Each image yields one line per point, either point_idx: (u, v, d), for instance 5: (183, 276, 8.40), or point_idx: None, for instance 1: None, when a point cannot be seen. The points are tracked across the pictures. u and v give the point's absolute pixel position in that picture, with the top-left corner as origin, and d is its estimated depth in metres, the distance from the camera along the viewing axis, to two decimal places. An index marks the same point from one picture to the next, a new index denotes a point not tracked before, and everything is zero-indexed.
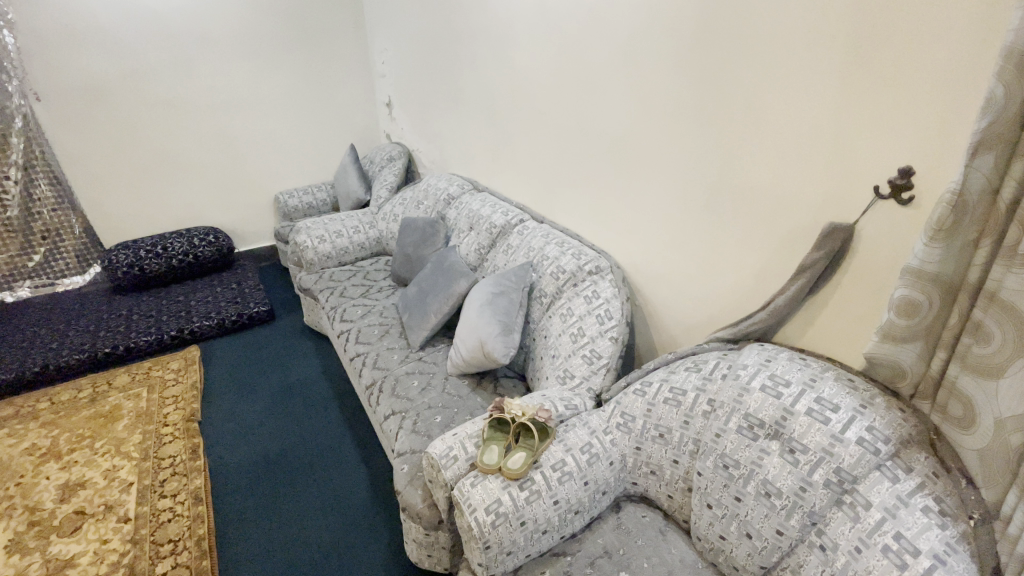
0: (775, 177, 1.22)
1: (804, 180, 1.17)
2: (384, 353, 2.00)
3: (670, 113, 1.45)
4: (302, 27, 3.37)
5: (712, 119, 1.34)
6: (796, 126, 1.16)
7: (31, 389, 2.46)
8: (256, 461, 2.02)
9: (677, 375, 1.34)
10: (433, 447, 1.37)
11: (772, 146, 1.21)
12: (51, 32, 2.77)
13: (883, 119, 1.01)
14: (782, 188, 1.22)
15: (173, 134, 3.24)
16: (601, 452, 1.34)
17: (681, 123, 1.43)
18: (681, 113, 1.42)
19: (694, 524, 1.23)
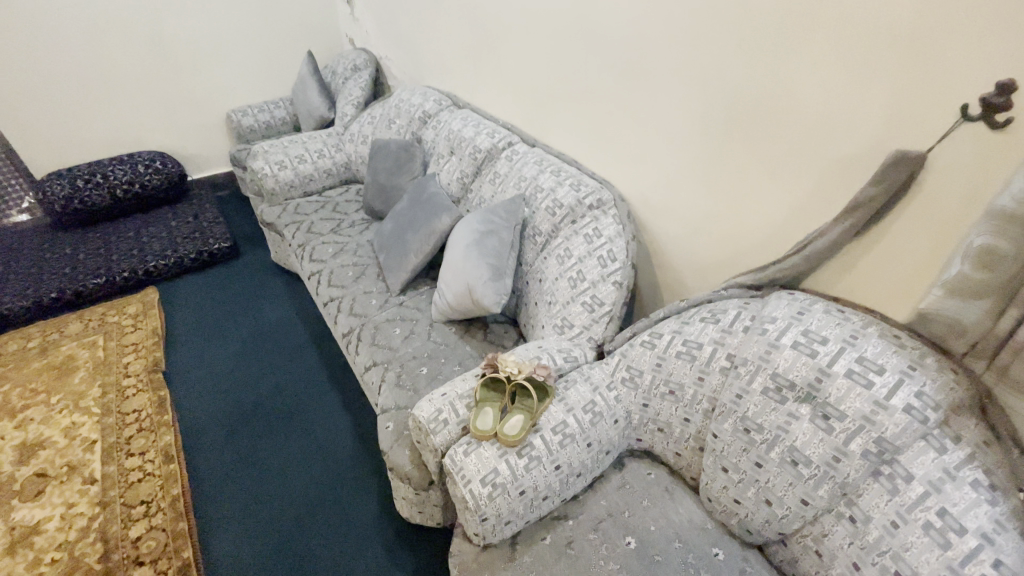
0: (826, 88, 1.00)
1: (864, 98, 0.95)
2: (360, 297, 1.81)
3: (697, 5, 1.18)
4: None
5: (751, 11, 1.07)
6: (862, 27, 0.92)
7: None
8: (229, 412, 1.88)
9: (691, 326, 1.19)
10: (419, 408, 1.23)
11: (827, 51, 0.98)
12: None
13: (991, 8, 0.77)
14: (834, 103, 0.99)
15: (95, 39, 2.75)
16: (604, 411, 1.21)
17: (710, 19, 1.16)
18: (714, 1, 1.14)
19: (706, 484, 1.14)
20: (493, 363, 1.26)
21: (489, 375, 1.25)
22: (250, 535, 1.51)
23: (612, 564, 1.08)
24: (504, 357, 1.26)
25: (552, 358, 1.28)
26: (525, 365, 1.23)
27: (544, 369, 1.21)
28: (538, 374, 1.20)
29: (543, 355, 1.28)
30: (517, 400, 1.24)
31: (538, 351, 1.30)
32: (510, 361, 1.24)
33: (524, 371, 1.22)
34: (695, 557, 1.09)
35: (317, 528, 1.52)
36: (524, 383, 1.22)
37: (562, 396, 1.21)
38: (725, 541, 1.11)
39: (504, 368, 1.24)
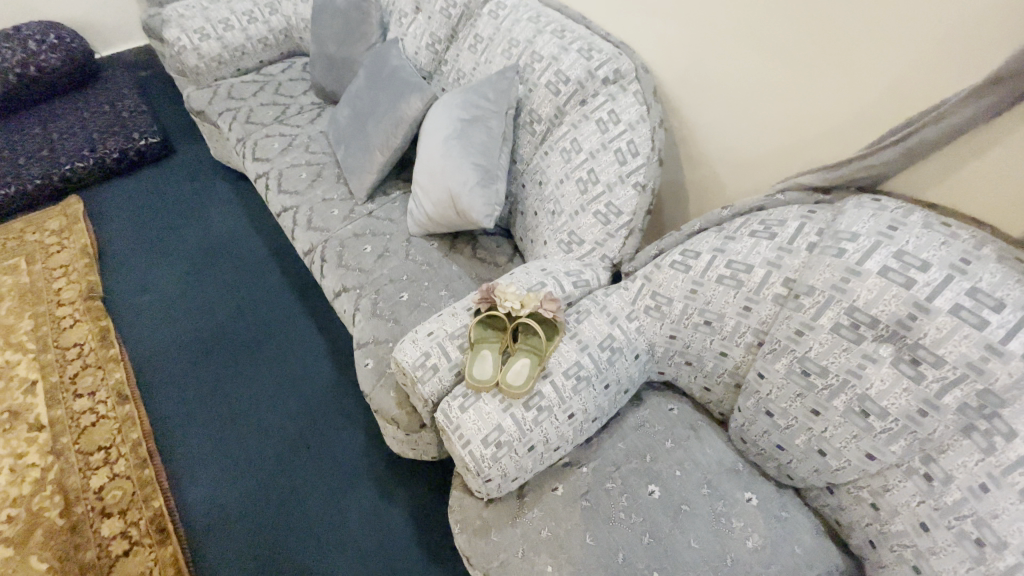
0: None
1: None
2: (319, 206, 1.49)
3: None
4: None
5: None
6: None
7: None
8: (186, 342, 1.66)
9: (737, 243, 0.94)
10: (400, 351, 1.00)
11: None
12: None
13: None
14: None
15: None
16: (624, 346, 0.99)
17: None
18: None
19: (741, 426, 0.98)
20: (487, 297, 1.02)
21: (484, 313, 1.02)
22: (224, 478, 1.37)
23: (634, 518, 0.94)
24: (501, 288, 1.01)
25: (561, 286, 1.04)
26: (529, 299, 0.99)
27: (553, 302, 0.98)
28: (546, 309, 0.97)
29: (550, 283, 1.04)
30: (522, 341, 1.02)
31: (543, 277, 1.05)
32: (509, 294, 1.00)
33: (528, 306, 0.98)
34: (725, 505, 0.96)
35: (299, 467, 1.38)
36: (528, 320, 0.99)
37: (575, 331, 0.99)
38: (759, 485, 0.99)
39: (502, 304, 1.00)
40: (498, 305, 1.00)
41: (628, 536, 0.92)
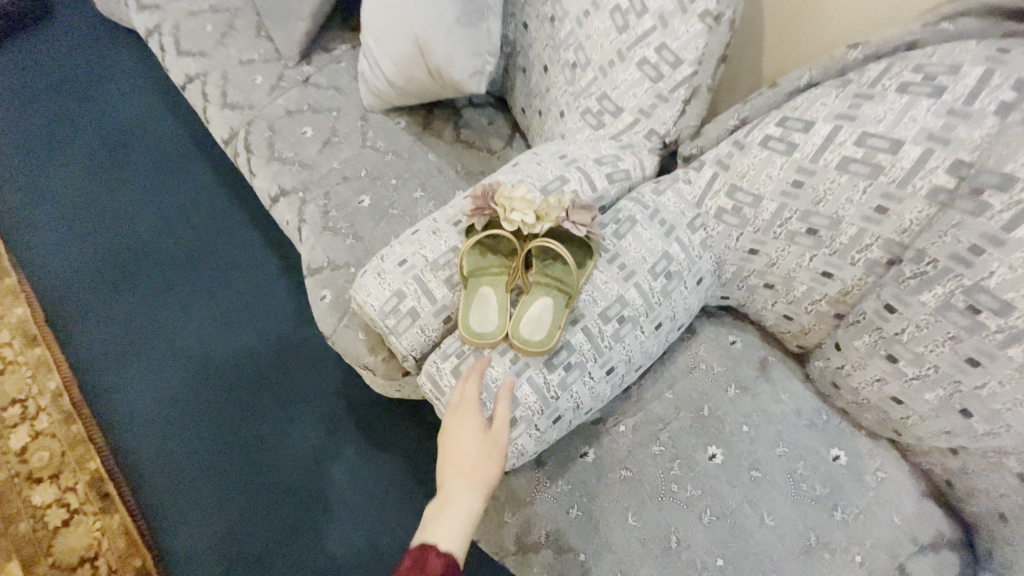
0: None
1: None
2: (235, 73, 1.06)
3: None
4: None
5: None
6: None
7: None
8: (102, 264, 1.32)
9: (877, 105, 0.60)
10: (359, 288, 0.68)
11: None
12: None
13: None
14: None
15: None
16: (685, 268, 0.70)
17: None
18: None
19: (839, 369, 0.72)
20: (482, 207, 0.68)
21: (479, 235, 0.68)
22: (170, 429, 1.12)
23: (691, 490, 0.71)
24: (503, 194, 0.68)
25: (592, 186, 0.72)
26: (548, 210, 0.67)
27: (585, 211, 0.67)
28: (575, 227, 0.66)
29: (575, 185, 0.71)
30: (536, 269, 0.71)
31: (564, 174, 0.72)
32: (517, 203, 0.67)
33: (547, 221, 0.67)
34: (806, 467, 0.73)
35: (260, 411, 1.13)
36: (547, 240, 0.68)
37: (612, 251, 0.69)
38: (848, 438, 0.76)
39: (507, 220, 0.67)
40: (502, 219, 0.68)
41: (684, 515, 0.70)
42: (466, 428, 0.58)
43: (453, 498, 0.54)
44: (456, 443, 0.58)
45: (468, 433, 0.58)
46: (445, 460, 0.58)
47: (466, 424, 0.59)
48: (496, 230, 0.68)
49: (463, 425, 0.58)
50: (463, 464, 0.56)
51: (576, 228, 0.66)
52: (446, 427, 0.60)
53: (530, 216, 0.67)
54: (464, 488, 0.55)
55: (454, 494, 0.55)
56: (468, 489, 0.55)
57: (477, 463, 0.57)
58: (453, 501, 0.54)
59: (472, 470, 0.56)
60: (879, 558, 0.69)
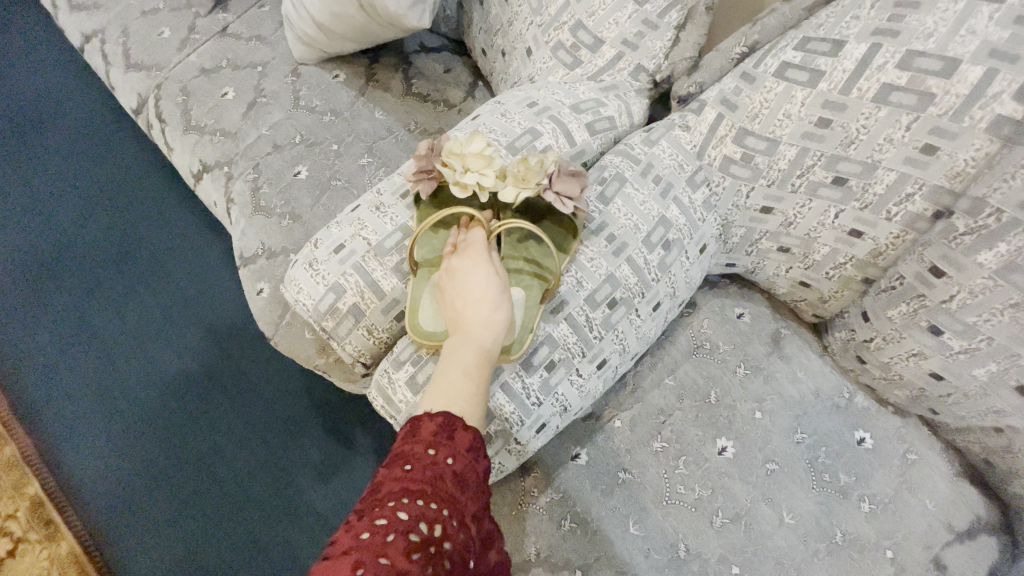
0: None
1: None
2: (138, 26, 0.89)
3: None
4: None
5: None
6: None
7: None
8: (22, 261, 1.16)
9: (926, 14, 0.46)
10: (290, 281, 0.56)
11: None
12: None
13: None
14: None
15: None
16: (685, 234, 0.58)
17: None
18: None
19: (868, 342, 0.61)
20: (426, 164, 0.56)
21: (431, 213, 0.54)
22: (119, 446, 1.00)
23: (699, 491, 0.62)
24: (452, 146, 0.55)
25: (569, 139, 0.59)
26: (528, 173, 0.54)
27: (574, 180, 0.54)
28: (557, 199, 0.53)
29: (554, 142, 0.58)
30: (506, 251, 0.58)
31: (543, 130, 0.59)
32: (471, 160, 0.54)
33: (526, 188, 0.54)
34: (828, 454, 0.64)
35: (217, 414, 1.02)
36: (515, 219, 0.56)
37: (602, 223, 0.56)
38: (875, 418, 0.66)
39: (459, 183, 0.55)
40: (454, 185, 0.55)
41: (691, 520, 0.61)
42: (474, 268, 0.53)
43: (472, 338, 0.48)
44: (468, 285, 0.52)
45: (481, 275, 0.52)
46: (451, 304, 0.51)
47: (475, 266, 0.53)
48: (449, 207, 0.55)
49: (471, 265, 0.53)
50: (478, 301, 0.50)
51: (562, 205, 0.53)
52: (449, 271, 0.53)
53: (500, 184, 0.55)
54: (485, 326, 0.49)
55: (472, 331, 0.49)
56: (487, 328, 0.49)
57: (481, 301, 0.51)
58: (474, 339, 0.48)
59: (489, 308, 0.50)
60: (912, 551, 0.61)
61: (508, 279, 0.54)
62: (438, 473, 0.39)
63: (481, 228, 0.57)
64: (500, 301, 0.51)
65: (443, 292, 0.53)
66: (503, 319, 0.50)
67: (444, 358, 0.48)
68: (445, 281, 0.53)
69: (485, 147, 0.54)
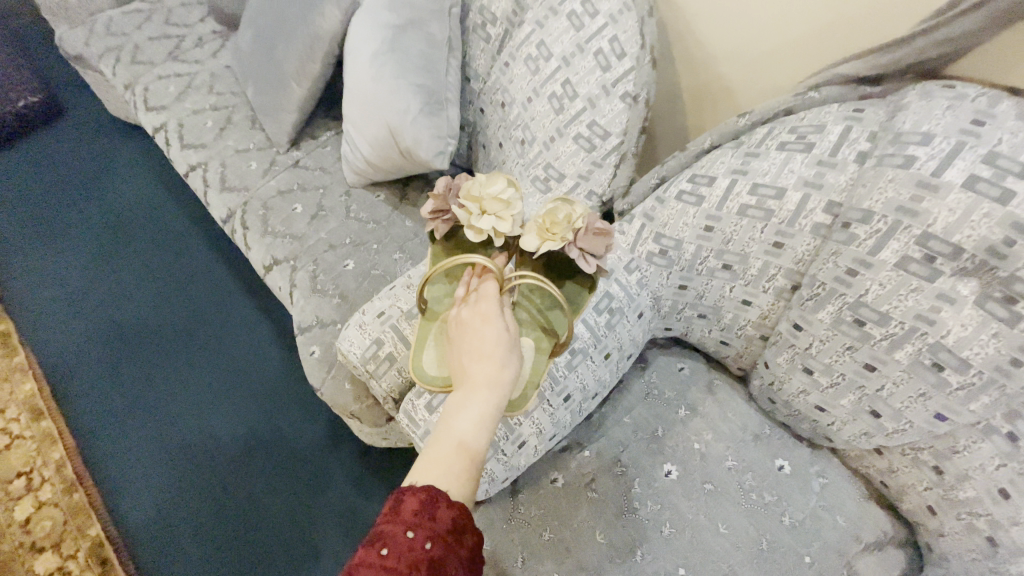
0: None
1: None
2: (233, 161, 1.21)
3: None
4: None
5: None
6: None
7: None
8: (104, 338, 1.40)
9: (762, 160, 0.73)
10: (344, 339, 0.79)
11: None
12: None
13: None
14: None
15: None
16: (625, 304, 0.81)
17: None
18: None
19: (771, 385, 0.81)
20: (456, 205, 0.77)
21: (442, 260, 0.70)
22: (171, 496, 1.17)
23: (651, 506, 0.80)
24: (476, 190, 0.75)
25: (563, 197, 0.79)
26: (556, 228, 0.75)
27: (595, 239, 0.75)
28: (578, 255, 0.74)
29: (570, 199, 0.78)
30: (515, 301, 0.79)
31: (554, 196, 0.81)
32: (490, 205, 0.75)
33: (551, 239, 0.74)
34: (755, 477, 0.82)
35: (256, 466, 1.19)
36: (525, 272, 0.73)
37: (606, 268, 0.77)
38: (791, 449, 0.84)
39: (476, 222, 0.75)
40: (472, 226, 0.76)
41: (646, 530, 0.78)
42: (485, 326, 0.66)
43: (477, 393, 0.60)
44: (484, 342, 0.64)
45: (494, 335, 0.65)
46: (461, 357, 0.64)
47: (485, 324, 0.66)
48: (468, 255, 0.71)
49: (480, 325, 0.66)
50: (483, 359, 0.62)
51: (584, 263, 0.74)
52: (469, 328, 0.66)
53: (530, 235, 0.75)
54: (487, 383, 0.61)
55: (475, 387, 0.61)
56: (489, 386, 0.61)
57: (493, 360, 0.63)
58: (483, 393, 0.60)
59: (494, 366, 0.62)
60: (829, 559, 0.76)
61: (516, 342, 0.66)
62: (412, 558, 0.47)
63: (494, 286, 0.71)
64: (508, 362, 0.63)
65: (462, 345, 0.65)
66: (508, 379, 0.62)
67: (456, 405, 0.60)
68: (464, 335, 0.66)
69: (500, 196, 0.75)
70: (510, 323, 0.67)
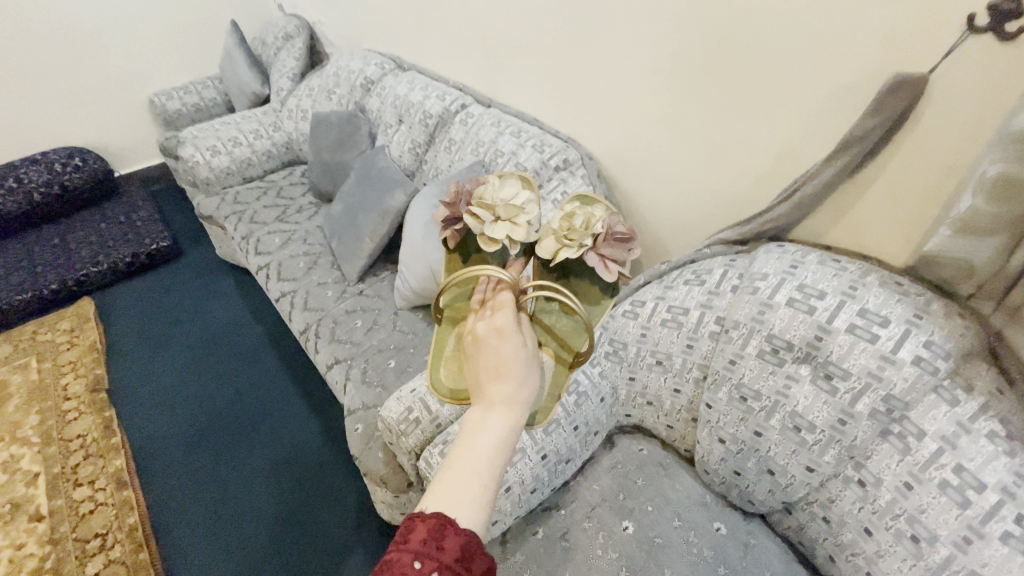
0: (816, 25, 0.87)
1: (870, 25, 0.81)
2: (315, 290, 1.66)
3: None
4: None
5: None
6: None
7: None
8: (185, 427, 1.72)
9: (676, 291, 1.10)
10: (387, 408, 1.12)
11: None
12: None
13: None
14: (822, 41, 0.87)
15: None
16: (590, 390, 1.14)
17: None
18: None
19: (702, 457, 1.07)
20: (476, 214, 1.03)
21: (466, 270, 0.88)
22: (218, 561, 1.37)
23: (611, 553, 1.00)
24: (491, 199, 1.01)
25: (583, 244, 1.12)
26: (572, 235, 0.98)
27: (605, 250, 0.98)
28: (593, 262, 0.97)
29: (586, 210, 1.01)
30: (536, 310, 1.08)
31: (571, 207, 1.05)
32: (504, 213, 1.01)
33: (564, 249, 0.98)
34: (697, 535, 1.02)
35: (292, 537, 1.40)
36: (542, 281, 0.90)
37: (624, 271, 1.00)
38: (726, 515, 1.05)
39: (493, 229, 1.01)
40: (490, 231, 1.00)
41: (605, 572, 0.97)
42: (503, 348, 0.75)
43: (499, 413, 0.70)
44: (503, 361, 0.74)
45: (512, 354, 0.75)
46: (482, 376, 0.74)
47: (503, 344, 0.76)
48: (485, 268, 0.88)
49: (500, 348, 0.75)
50: (501, 381, 0.72)
51: (600, 270, 0.96)
52: (490, 348, 0.76)
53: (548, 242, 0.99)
54: (506, 402, 0.71)
55: (494, 408, 0.70)
56: (505, 406, 0.71)
57: (510, 380, 0.72)
58: (503, 410, 0.70)
59: (511, 388, 0.72)
60: None
61: (533, 361, 0.77)
62: None
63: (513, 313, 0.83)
64: (525, 380, 0.73)
65: (485, 364, 0.75)
66: (526, 398, 0.72)
67: (481, 421, 0.69)
68: (486, 354, 0.76)
69: (514, 211, 1.00)
70: (527, 345, 0.78)
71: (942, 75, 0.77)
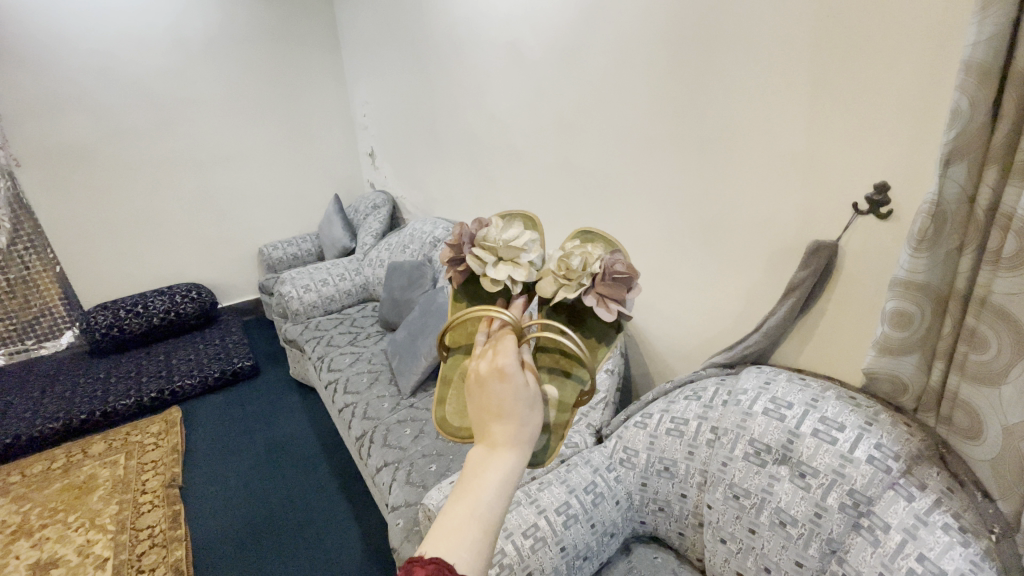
0: (759, 209, 1.22)
1: (795, 208, 1.15)
2: (374, 402, 1.94)
3: (662, 142, 1.42)
4: (286, 98, 3.47)
5: (707, 143, 1.30)
6: (786, 154, 1.14)
7: (28, 452, 2.37)
8: (240, 525, 1.89)
9: (679, 405, 1.31)
10: (429, 497, 1.31)
11: (763, 177, 1.20)
12: (52, 129, 2.87)
13: (863, 143, 1.01)
14: (765, 219, 1.22)
15: (154, 178, 3.20)
16: (605, 491, 1.29)
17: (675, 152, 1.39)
18: (677, 129, 1.37)
19: (709, 561, 1.17)
20: (480, 256, 1.16)
21: (471, 313, 0.95)
22: None
23: None
24: (494, 242, 1.14)
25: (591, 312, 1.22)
26: (570, 275, 1.11)
27: (602, 289, 1.09)
28: (592, 302, 1.07)
29: (583, 251, 1.13)
30: (540, 350, 1.18)
31: (569, 248, 1.19)
32: (506, 254, 1.14)
33: (562, 287, 1.11)
34: None
35: None
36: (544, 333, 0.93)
37: (624, 310, 1.10)
38: None
39: (497, 269, 1.13)
40: (491, 270, 1.13)
41: None
42: (504, 385, 0.76)
43: (502, 455, 0.71)
44: (504, 400, 0.75)
45: (513, 391, 0.76)
46: (487, 417, 0.75)
47: (504, 383, 0.77)
48: (493, 311, 0.93)
49: (501, 384, 0.77)
50: (504, 418, 0.74)
51: (600, 310, 1.06)
52: (491, 388, 0.77)
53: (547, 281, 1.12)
54: (510, 443, 0.73)
55: (497, 447, 0.72)
56: (507, 444, 0.72)
57: (511, 419, 0.74)
58: (507, 450, 0.72)
59: (513, 427, 0.74)
60: None
61: (535, 398, 0.78)
62: None
63: (514, 350, 0.84)
64: (528, 419, 0.75)
65: (488, 403, 0.76)
66: (528, 437, 0.74)
67: (484, 462, 0.71)
68: (489, 394, 0.77)
69: (515, 253, 1.14)
70: (529, 381, 0.79)
71: (849, 241, 1.08)
